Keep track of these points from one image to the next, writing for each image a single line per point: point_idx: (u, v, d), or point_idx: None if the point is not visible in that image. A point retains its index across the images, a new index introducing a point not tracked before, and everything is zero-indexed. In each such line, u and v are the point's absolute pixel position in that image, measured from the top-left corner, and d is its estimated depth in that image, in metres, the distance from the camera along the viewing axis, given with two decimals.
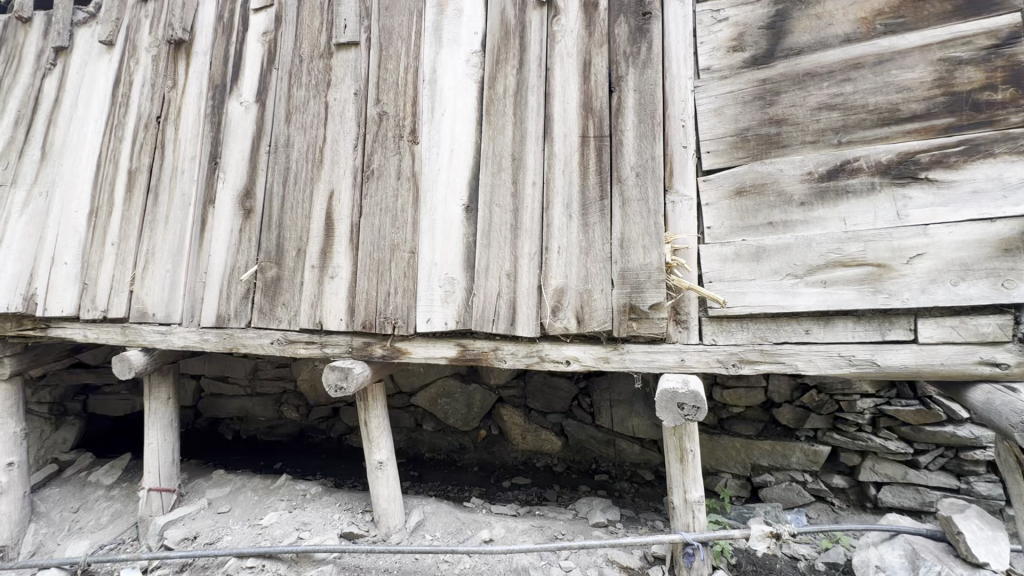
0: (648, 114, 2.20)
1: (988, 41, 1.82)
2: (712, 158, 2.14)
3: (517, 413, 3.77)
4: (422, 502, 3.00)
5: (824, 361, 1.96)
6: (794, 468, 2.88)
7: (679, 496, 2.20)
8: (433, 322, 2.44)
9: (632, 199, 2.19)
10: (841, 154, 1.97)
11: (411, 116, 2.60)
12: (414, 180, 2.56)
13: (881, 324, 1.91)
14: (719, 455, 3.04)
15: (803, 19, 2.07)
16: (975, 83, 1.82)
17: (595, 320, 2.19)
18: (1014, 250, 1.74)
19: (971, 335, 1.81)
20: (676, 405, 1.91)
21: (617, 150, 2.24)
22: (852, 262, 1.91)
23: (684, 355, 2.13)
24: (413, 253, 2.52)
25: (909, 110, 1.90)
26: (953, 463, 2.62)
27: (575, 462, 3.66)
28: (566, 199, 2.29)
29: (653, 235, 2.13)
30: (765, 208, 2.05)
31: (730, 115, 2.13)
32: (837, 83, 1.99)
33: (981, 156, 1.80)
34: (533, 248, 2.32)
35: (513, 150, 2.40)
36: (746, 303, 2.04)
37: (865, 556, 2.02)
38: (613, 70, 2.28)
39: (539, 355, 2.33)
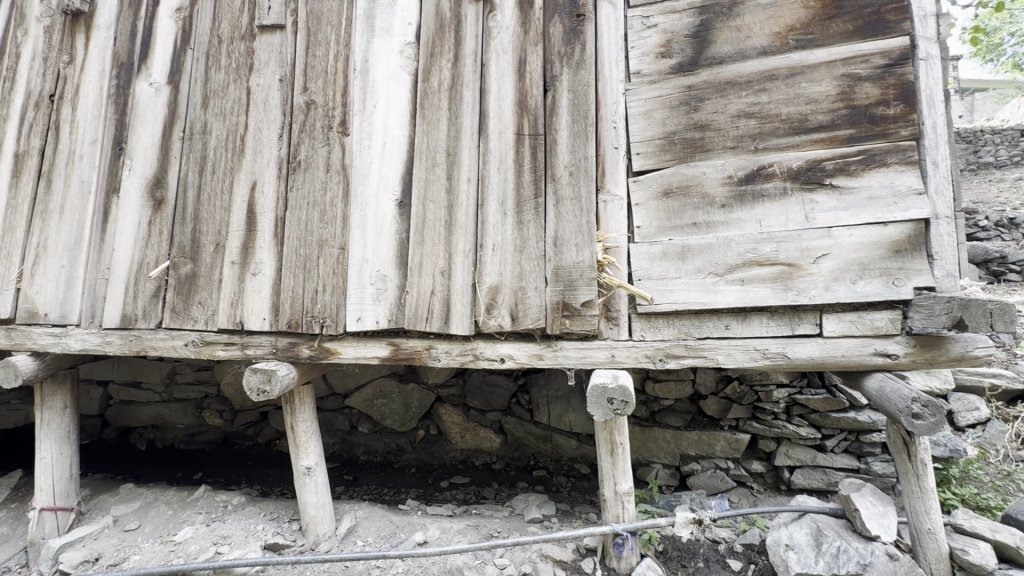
0: (581, 114, 2.24)
1: (883, 60, 1.99)
2: (642, 160, 2.21)
3: (455, 412, 3.73)
4: (355, 507, 2.90)
5: (742, 355, 2.08)
6: (718, 456, 3.04)
7: (609, 488, 2.27)
8: (365, 322, 2.37)
9: (565, 197, 2.21)
10: (757, 160, 2.08)
11: (340, 106, 2.49)
12: (343, 172, 2.46)
13: (791, 319, 2.05)
14: (650, 446, 3.16)
15: (725, 30, 2.17)
16: (872, 98, 1.99)
17: (529, 318, 2.21)
18: (902, 252, 1.92)
19: (867, 328, 1.99)
20: (606, 400, 1.96)
21: (551, 149, 2.26)
22: (766, 261, 2.04)
23: (614, 351, 2.19)
24: (342, 250, 2.42)
25: (817, 120, 2.05)
26: (854, 445, 2.86)
27: (513, 459, 3.68)
28: (501, 197, 2.28)
29: (585, 233, 2.17)
30: (689, 209, 2.14)
31: (658, 118, 2.20)
32: (754, 93, 2.11)
33: (878, 165, 1.96)
34: (468, 245, 2.29)
35: (447, 146, 2.36)
36: (672, 300, 2.12)
37: (777, 536, 2.15)
38: (548, 69, 2.29)
39: (473, 353, 2.32)
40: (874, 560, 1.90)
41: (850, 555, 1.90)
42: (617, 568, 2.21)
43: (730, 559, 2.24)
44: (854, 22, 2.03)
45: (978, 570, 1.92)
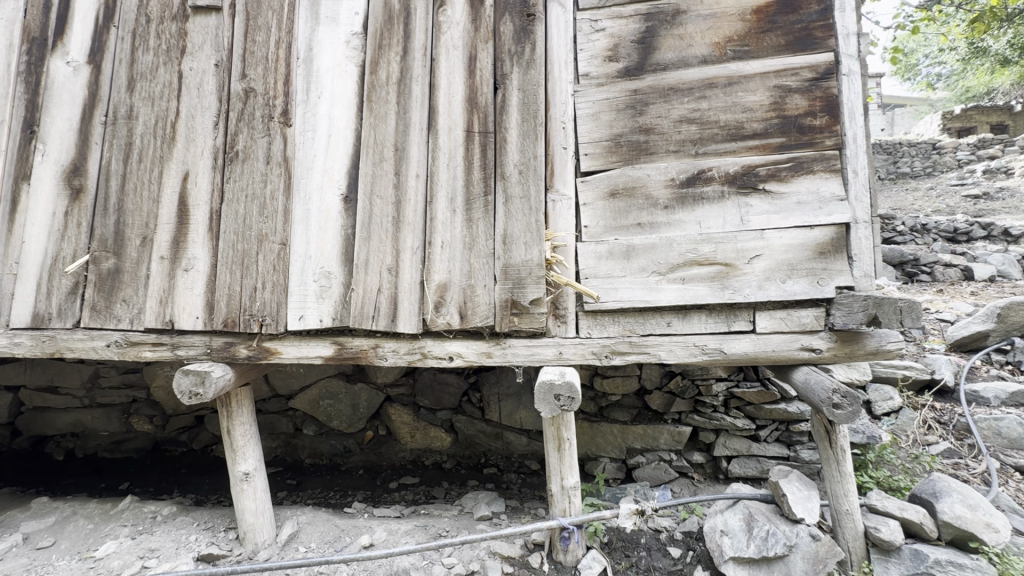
0: (531, 114, 2.26)
1: (811, 74, 2.12)
2: (590, 161, 2.25)
3: (406, 412, 3.67)
4: (297, 512, 2.80)
5: (682, 351, 2.17)
6: (662, 448, 3.15)
7: (556, 483, 2.31)
8: (307, 320, 2.29)
9: (515, 196, 2.22)
10: (698, 164, 2.17)
11: (282, 95, 2.39)
12: (285, 164, 2.36)
13: (727, 316, 2.16)
14: (598, 441, 3.24)
15: (668, 38, 2.25)
16: (801, 109, 2.12)
17: (478, 316, 2.21)
18: (826, 253, 2.07)
19: (795, 325, 2.12)
20: (553, 397, 1.99)
21: (501, 148, 2.26)
22: (704, 261, 2.14)
23: (562, 348, 2.23)
24: (284, 245, 2.33)
25: (752, 128, 2.16)
26: (785, 434, 3.04)
27: (464, 457, 3.67)
28: (450, 193, 2.26)
29: (534, 232, 2.19)
30: (635, 210, 2.20)
31: (605, 120, 2.25)
32: (695, 99, 2.20)
33: (805, 172, 2.10)
34: (416, 242, 2.26)
35: (396, 140, 2.31)
36: (617, 298, 2.18)
37: (713, 523, 2.24)
38: (498, 67, 2.29)
39: (421, 351, 2.29)
40: (799, 541, 2.07)
41: (778, 537, 2.04)
42: (563, 561, 2.25)
43: (671, 547, 2.33)
44: (785, 36, 2.16)
45: (887, 546, 2.08)
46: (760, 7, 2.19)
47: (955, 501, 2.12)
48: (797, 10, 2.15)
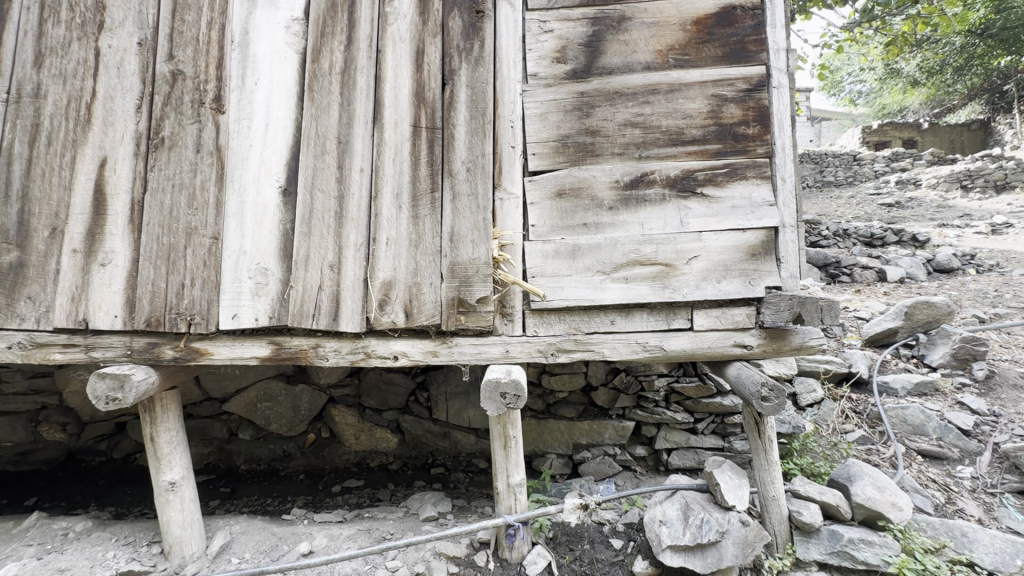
0: (479, 111, 2.25)
1: (745, 85, 2.24)
2: (537, 160, 2.27)
3: (350, 412, 3.56)
4: (230, 522, 2.65)
5: (625, 348, 2.24)
6: (607, 443, 3.23)
7: (502, 481, 2.32)
8: (242, 318, 2.17)
9: (462, 193, 2.21)
10: (641, 167, 2.24)
11: (214, 80, 2.25)
12: (217, 153, 2.22)
13: (667, 314, 2.25)
14: (546, 437, 3.28)
15: (614, 43, 2.30)
16: (736, 118, 2.23)
17: (424, 314, 2.18)
18: (757, 255, 2.20)
19: (729, 322, 2.24)
20: (499, 394, 2.00)
21: (448, 144, 2.24)
22: (646, 261, 2.21)
23: (508, 346, 2.24)
24: (215, 239, 2.19)
25: (691, 134, 2.25)
26: (720, 426, 3.18)
27: (411, 458, 3.61)
28: (395, 189, 2.21)
29: (481, 230, 2.19)
30: (581, 210, 2.24)
31: (553, 121, 2.28)
32: (639, 104, 2.27)
33: (739, 178, 2.21)
34: (359, 239, 2.19)
35: (339, 133, 2.23)
36: (563, 297, 2.21)
37: (653, 514, 2.31)
38: (446, 63, 2.27)
39: (365, 351, 2.23)
40: (730, 527, 2.17)
41: (710, 525, 2.14)
42: (509, 558, 2.27)
43: (613, 538, 2.39)
44: (722, 48, 2.26)
45: (808, 527, 2.24)
46: (700, 19, 2.28)
47: (867, 484, 2.31)
48: (733, 23, 2.26)
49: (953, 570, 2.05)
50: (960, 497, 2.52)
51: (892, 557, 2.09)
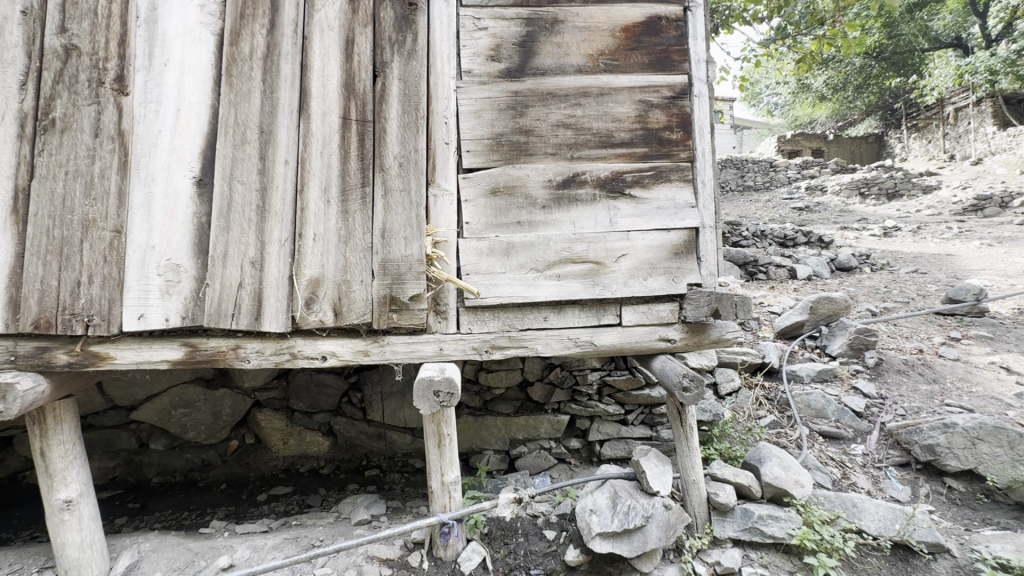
0: (412, 105, 2.21)
1: (669, 92, 2.36)
2: (471, 158, 2.26)
3: (278, 416, 3.39)
4: (138, 540, 2.44)
5: (558, 344, 2.30)
6: (542, 437, 3.29)
7: (437, 480, 2.31)
8: (150, 319, 2.01)
9: (394, 188, 2.17)
10: (573, 167, 2.30)
11: (116, 58, 2.05)
12: (119, 138, 2.03)
13: (597, 310, 2.33)
14: (483, 434, 3.29)
15: (547, 44, 2.33)
16: (662, 124, 2.35)
17: (354, 312, 2.12)
18: (679, 254, 2.33)
19: (654, 318, 2.36)
20: (432, 393, 1.99)
21: (380, 138, 2.18)
22: (578, 259, 2.27)
23: (442, 344, 2.23)
24: (117, 232, 2.00)
25: (620, 137, 2.33)
26: (649, 417, 3.31)
27: (343, 461, 3.50)
28: (323, 182, 2.13)
29: (414, 227, 2.16)
30: (514, 209, 2.27)
31: (487, 119, 2.28)
32: (571, 106, 2.32)
33: (664, 180, 2.34)
34: (284, 234, 2.09)
35: (261, 122, 2.11)
36: (496, 294, 2.23)
37: (584, 503, 2.38)
38: (378, 54, 2.21)
39: (290, 352, 2.15)
40: (654, 512, 2.29)
41: (637, 510, 2.25)
42: (443, 557, 2.26)
43: (547, 530, 2.44)
44: (649, 56, 2.37)
45: (724, 507, 2.42)
46: (628, 26, 2.37)
47: (774, 464, 2.53)
48: (659, 33, 2.37)
49: (845, 537, 2.28)
50: (853, 471, 2.81)
51: (795, 529, 2.30)
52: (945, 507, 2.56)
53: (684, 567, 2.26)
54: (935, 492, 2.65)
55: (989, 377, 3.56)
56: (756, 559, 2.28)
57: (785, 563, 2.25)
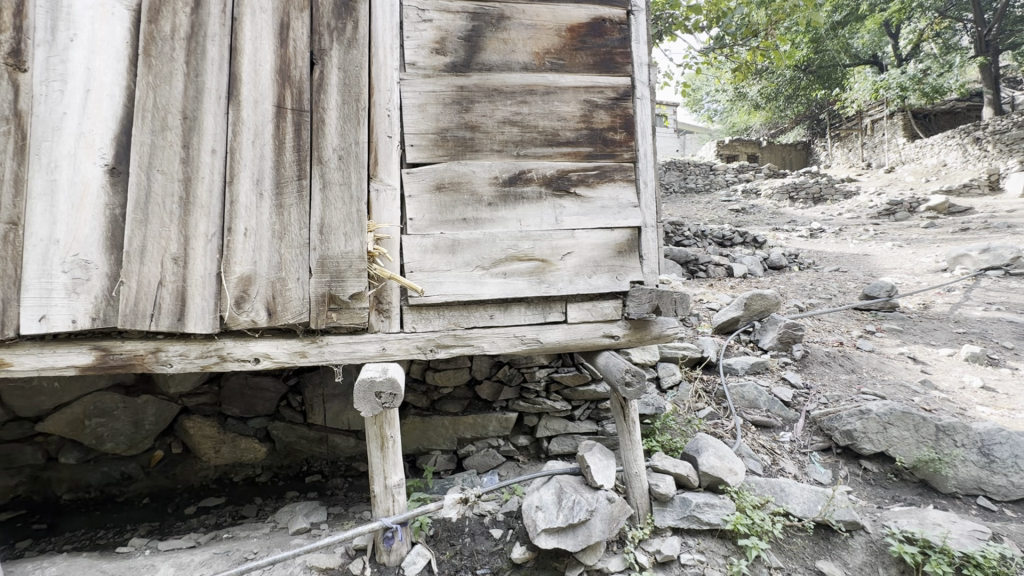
0: (352, 96, 2.13)
1: (613, 93, 2.40)
2: (415, 152, 2.21)
3: (209, 423, 3.18)
4: (42, 565, 2.21)
5: (504, 342, 2.29)
6: (491, 436, 3.27)
7: (380, 483, 2.24)
8: (54, 321, 1.82)
9: (333, 182, 2.08)
10: (519, 164, 2.29)
11: (10, 30, 1.83)
12: (15, 119, 1.82)
13: (543, 308, 2.34)
14: (430, 434, 3.24)
15: (493, 40, 2.31)
16: (606, 124, 2.39)
17: (289, 312, 2.02)
18: (622, 253, 2.38)
19: (599, 315, 2.40)
20: (374, 394, 1.93)
21: (317, 129, 2.09)
22: (524, 257, 2.27)
23: (384, 344, 2.16)
24: (14, 224, 1.80)
25: (566, 136, 2.35)
26: (594, 412, 3.36)
27: (282, 468, 3.34)
28: (255, 174, 2.01)
29: (354, 223, 2.08)
30: (460, 205, 2.23)
31: (431, 113, 2.23)
32: (517, 103, 2.30)
33: (608, 180, 2.38)
34: (211, 228, 1.96)
35: (184, 107, 1.96)
36: (441, 292, 2.19)
37: (531, 500, 2.39)
38: (315, 41, 2.10)
39: (218, 354, 2.02)
40: (598, 506, 2.33)
41: (581, 505, 2.28)
42: (386, 562, 2.20)
43: (493, 529, 2.44)
44: (594, 57, 2.40)
45: (664, 497, 2.50)
46: (574, 26, 2.39)
47: (711, 453, 2.65)
48: (603, 35, 2.41)
49: (773, 520, 2.42)
50: (782, 458, 2.99)
51: (729, 515, 2.41)
52: (861, 487, 2.78)
53: (627, 557, 2.30)
54: (853, 473, 2.86)
55: (898, 367, 3.91)
56: (693, 545, 2.37)
57: (720, 547, 2.36)
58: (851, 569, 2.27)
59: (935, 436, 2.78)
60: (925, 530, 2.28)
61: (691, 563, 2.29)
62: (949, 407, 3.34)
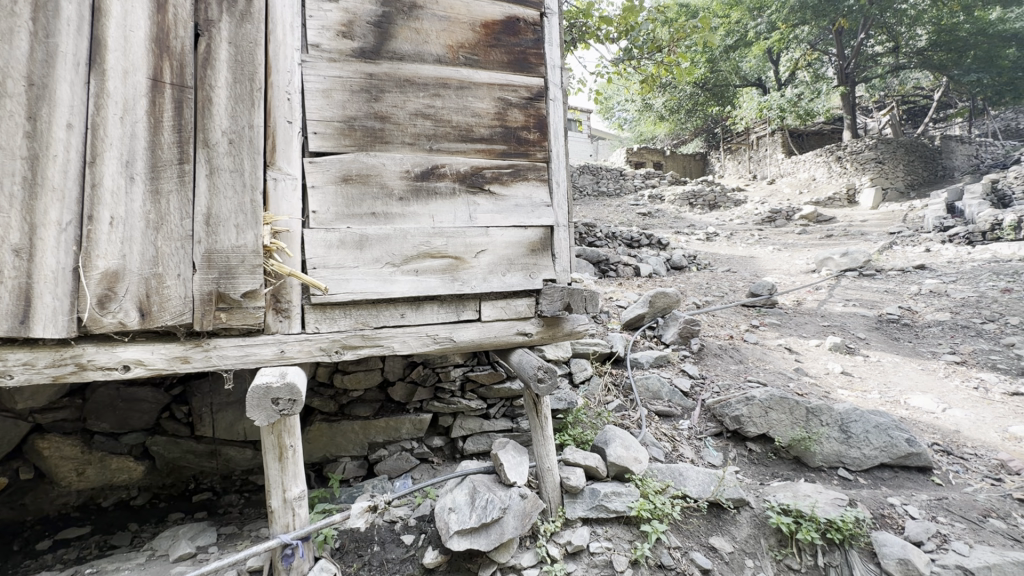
0: (246, 75, 1.93)
1: (527, 93, 2.42)
2: (319, 140, 2.06)
3: (69, 443, 2.77)
4: None
5: (415, 341, 2.22)
6: (403, 438, 3.16)
7: (278, 497, 2.06)
8: None
9: (222, 168, 1.88)
10: (431, 159, 2.23)
11: None
12: None
13: (456, 306, 2.30)
14: (338, 440, 3.06)
15: (404, 28, 2.22)
16: (520, 123, 2.41)
17: (168, 313, 1.79)
18: (534, 251, 2.42)
19: (512, 313, 2.42)
20: (270, 401, 1.77)
21: (203, 108, 1.87)
22: (436, 254, 2.22)
23: (283, 346, 2.00)
24: None
25: (479, 133, 2.33)
26: (509, 409, 3.36)
27: (163, 488, 2.99)
28: (124, 155, 1.75)
29: (247, 214, 1.90)
30: (368, 198, 2.12)
31: (337, 100, 2.09)
32: (430, 96, 2.24)
33: (522, 179, 2.40)
34: (66, 215, 1.68)
35: (29, 72, 1.66)
36: (348, 290, 2.07)
37: (443, 502, 2.35)
38: (201, 9, 1.88)
39: (76, 362, 1.74)
40: (511, 503, 2.35)
41: (494, 503, 2.28)
42: None
43: (404, 535, 2.37)
44: (508, 55, 2.40)
45: (575, 490, 2.58)
46: (488, 23, 2.37)
47: (617, 444, 2.80)
48: (517, 34, 2.43)
49: (673, 503, 2.59)
50: (681, 444, 3.21)
51: (633, 502, 2.54)
52: (747, 466, 3.07)
53: (539, 551, 2.34)
54: (740, 454, 3.16)
55: (777, 357, 4.38)
56: (601, 533, 2.46)
57: (625, 533, 2.46)
58: (738, 542, 2.49)
59: (806, 417, 3.14)
60: (798, 502, 2.56)
61: (599, 551, 2.37)
62: (816, 391, 3.80)
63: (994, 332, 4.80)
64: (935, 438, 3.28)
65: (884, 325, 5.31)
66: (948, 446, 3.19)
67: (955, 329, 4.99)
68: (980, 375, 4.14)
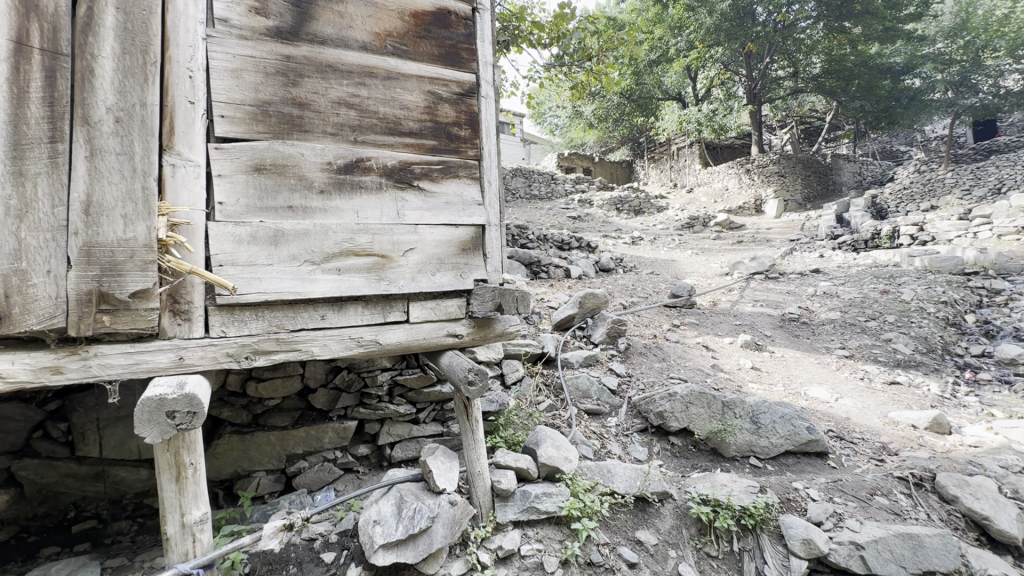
0: (138, 47, 1.70)
1: (458, 88, 2.36)
2: (226, 124, 1.87)
3: None
4: None
5: (337, 344, 2.08)
6: (326, 448, 2.96)
7: (174, 523, 1.84)
8: None
9: (107, 150, 1.65)
10: (356, 151, 2.10)
11: None
12: None
13: (383, 308, 2.19)
14: (251, 454, 2.81)
15: (327, 10, 2.07)
16: (450, 119, 2.34)
17: (34, 316, 1.54)
18: (465, 250, 2.36)
19: (442, 314, 2.34)
20: (165, 415, 1.57)
21: (82, 81, 1.63)
22: (361, 252, 2.09)
23: (183, 352, 1.78)
24: None
25: (408, 126, 2.23)
26: (440, 413, 3.26)
27: (35, 520, 2.59)
28: None
29: (137, 203, 1.68)
30: (285, 191, 1.96)
31: (249, 82, 1.91)
32: (355, 84, 2.11)
33: (452, 176, 2.33)
34: None
35: None
36: (260, 290, 1.89)
37: (368, 515, 2.23)
38: None
39: None
40: (440, 510, 2.27)
41: (422, 512, 2.20)
42: None
43: (324, 553, 2.22)
44: (438, 48, 2.32)
45: (506, 493, 2.55)
46: (417, 13, 2.28)
47: (548, 445, 2.81)
48: (448, 27, 2.36)
49: (602, 500, 2.64)
50: (610, 441, 3.29)
51: (564, 501, 2.55)
52: (670, 459, 3.22)
53: (469, 559, 2.29)
54: (664, 448, 3.30)
55: (696, 354, 4.63)
56: (532, 535, 2.45)
57: (556, 533, 2.46)
58: (662, 533, 2.58)
59: (722, 410, 3.33)
60: (715, 491, 2.70)
61: (530, 553, 2.36)
62: (730, 385, 4.06)
63: (875, 328, 5.40)
64: (830, 426, 3.61)
65: (787, 323, 5.81)
66: (841, 432, 3.53)
67: (845, 326, 5.56)
68: (865, 367, 4.64)
